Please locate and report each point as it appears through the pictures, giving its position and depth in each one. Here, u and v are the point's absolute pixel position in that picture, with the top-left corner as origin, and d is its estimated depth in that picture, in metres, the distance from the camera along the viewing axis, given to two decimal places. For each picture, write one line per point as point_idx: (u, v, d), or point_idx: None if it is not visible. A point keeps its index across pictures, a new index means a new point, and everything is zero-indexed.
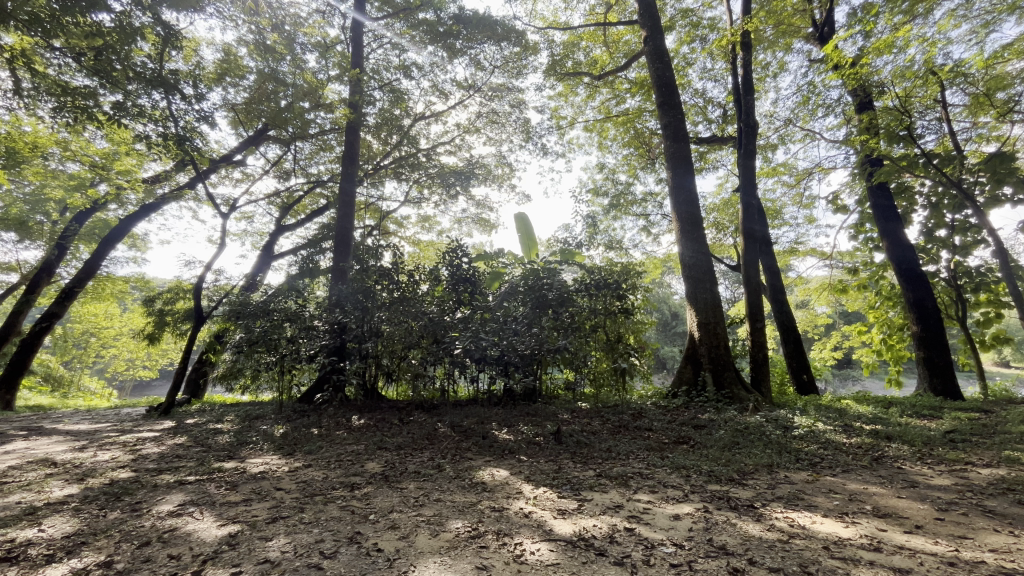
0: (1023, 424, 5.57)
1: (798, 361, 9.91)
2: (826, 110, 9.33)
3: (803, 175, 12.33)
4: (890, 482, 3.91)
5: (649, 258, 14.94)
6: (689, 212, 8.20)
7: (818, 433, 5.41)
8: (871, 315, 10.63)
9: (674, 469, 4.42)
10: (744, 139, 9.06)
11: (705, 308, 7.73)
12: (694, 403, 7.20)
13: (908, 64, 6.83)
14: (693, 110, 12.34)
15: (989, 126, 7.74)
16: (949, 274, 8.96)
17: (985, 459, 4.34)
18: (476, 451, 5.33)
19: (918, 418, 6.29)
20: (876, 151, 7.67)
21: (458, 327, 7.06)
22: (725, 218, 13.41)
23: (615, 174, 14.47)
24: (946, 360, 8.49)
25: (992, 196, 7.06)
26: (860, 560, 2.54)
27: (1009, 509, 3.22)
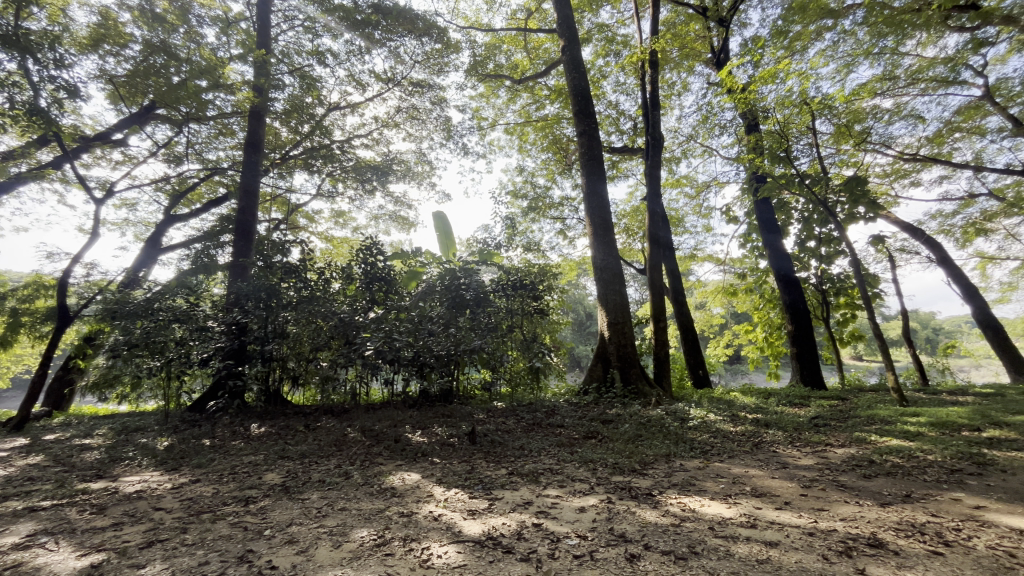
0: (870, 408, 6.54)
1: (694, 357, 10.80)
2: (722, 129, 10.28)
3: (702, 187, 13.48)
4: (766, 465, 4.39)
5: (566, 260, 15.45)
6: (601, 217, 8.58)
7: (710, 423, 5.94)
8: (756, 315, 11.89)
9: (582, 463, 4.61)
10: (651, 151, 9.67)
11: (614, 308, 8.13)
12: (603, 399, 7.57)
13: (788, 93, 7.72)
14: (607, 120, 12.94)
15: (849, 153, 8.97)
16: (817, 280, 10.27)
17: (840, 440, 5.03)
18: (387, 456, 5.16)
19: (791, 406, 7.14)
20: (761, 169, 8.57)
21: (370, 328, 6.63)
22: (635, 224, 14.24)
23: (534, 177, 14.77)
24: (814, 356, 9.67)
25: (851, 214, 8.20)
26: (738, 537, 2.81)
27: (856, 483, 3.76)
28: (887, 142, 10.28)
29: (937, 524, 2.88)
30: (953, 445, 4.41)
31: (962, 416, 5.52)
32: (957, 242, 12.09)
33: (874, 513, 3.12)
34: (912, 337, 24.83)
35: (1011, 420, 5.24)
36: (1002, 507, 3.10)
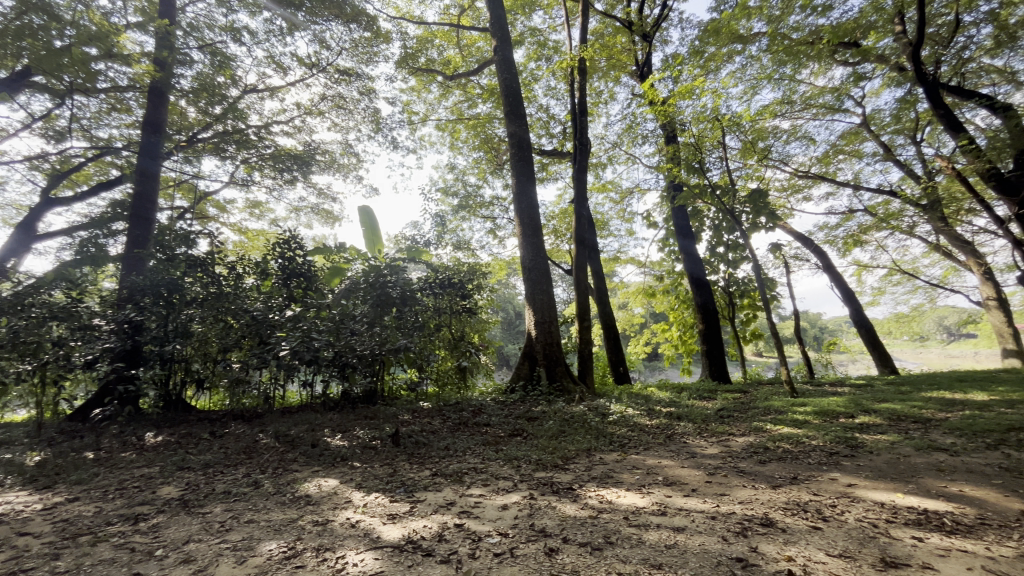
0: (766, 400, 7.23)
1: (616, 355, 11.30)
2: (644, 139, 10.85)
3: (626, 193, 14.14)
4: (677, 455, 4.69)
5: (496, 259, 15.51)
6: (529, 218, 8.70)
7: (628, 417, 6.25)
8: (672, 315, 12.69)
9: (507, 460, 4.65)
10: (579, 155, 9.96)
11: (541, 307, 8.29)
12: (529, 397, 7.70)
13: (703, 109, 8.31)
14: (538, 123, 13.15)
15: (754, 168, 9.83)
16: (725, 283, 11.15)
17: (740, 429, 5.50)
18: (303, 462, 4.88)
19: (700, 399, 7.70)
20: (679, 178, 9.14)
21: (286, 327, 6.24)
22: (563, 226, 14.64)
23: (465, 175, 14.67)
24: (721, 352, 10.50)
25: (755, 224, 8.98)
26: (649, 525, 2.97)
27: (753, 468, 4.13)
28: (785, 160, 11.39)
29: (817, 502, 3.24)
30: (832, 431, 4.98)
31: (839, 404, 6.26)
32: (839, 251, 13.69)
33: (766, 494, 3.44)
34: (801, 335, 27.85)
35: (876, 407, 6.02)
36: (867, 483, 3.56)
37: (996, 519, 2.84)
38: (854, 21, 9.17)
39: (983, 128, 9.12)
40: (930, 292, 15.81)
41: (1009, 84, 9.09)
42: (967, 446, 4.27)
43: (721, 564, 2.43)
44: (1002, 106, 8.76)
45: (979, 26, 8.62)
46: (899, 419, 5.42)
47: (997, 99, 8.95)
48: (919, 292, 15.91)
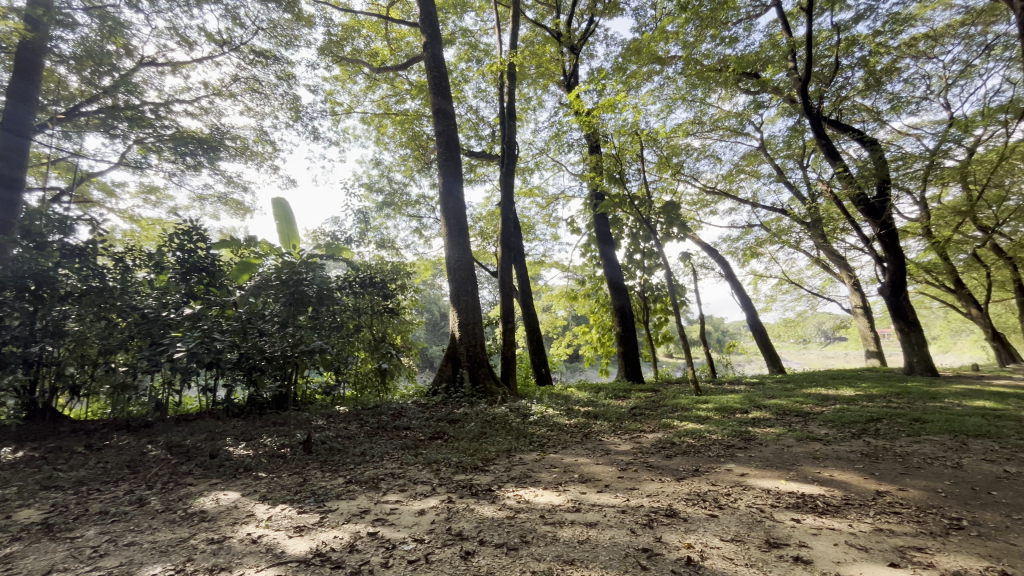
0: (674, 398, 7.75)
1: (539, 357, 11.54)
2: (570, 148, 11.21)
3: (552, 199, 14.51)
4: (593, 452, 4.88)
5: (421, 259, 15.18)
6: (455, 219, 8.62)
7: (548, 417, 6.39)
8: (592, 318, 13.22)
9: (426, 464, 4.56)
10: (506, 159, 10.04)
11: (466, 309, 8.24)
12: (452, 399, 7.61)
13: (624, 123, 8.75)
14: (466, 124, 13.10)
15: (668, 181, 10.52)
16: (641, 288, 11.82)
17: (651, 426, 5.83)
18: (198, 475, 4.45)
19: (616, 398, 8.08)
20: (601, 187, 9.54)
21: (183, 326, 5.66)
22: (490, 228, 14.70)
23: (391, 172, 14.25)
24: (636, 354, 11.08)
25: (668, 233, 9.62)
26: (563, 522, 3.05)
27: (660, 463, 4.39)
28: (695, 176, 12.32)
29: (714, 491, 3.52)
30: (729, 425, 5.44)
31: (736, 401, 6.87)
32: (739, 262, 15.04)
33: (671, 487, 3.68)
34: (705, 338, 30.23)
35: (766, 403, 6.68)
36: (758, 472, 3.92)
37: (857, 498, 3.26)
38: (755, 54, 10.14)
39: (855, 159, 10.49)
40: (811, 300, 17.81)
41: (875, 122, 10.55)
42: (838, 435, 4.87)
43: (629, 556, 2.56)
44: (869, 141, 10.14)
45: (853, 69, 9.90)
46: (784, 413, 6.06)
47: (865, 134, 10.35)
48: (802, 299, 17.86)
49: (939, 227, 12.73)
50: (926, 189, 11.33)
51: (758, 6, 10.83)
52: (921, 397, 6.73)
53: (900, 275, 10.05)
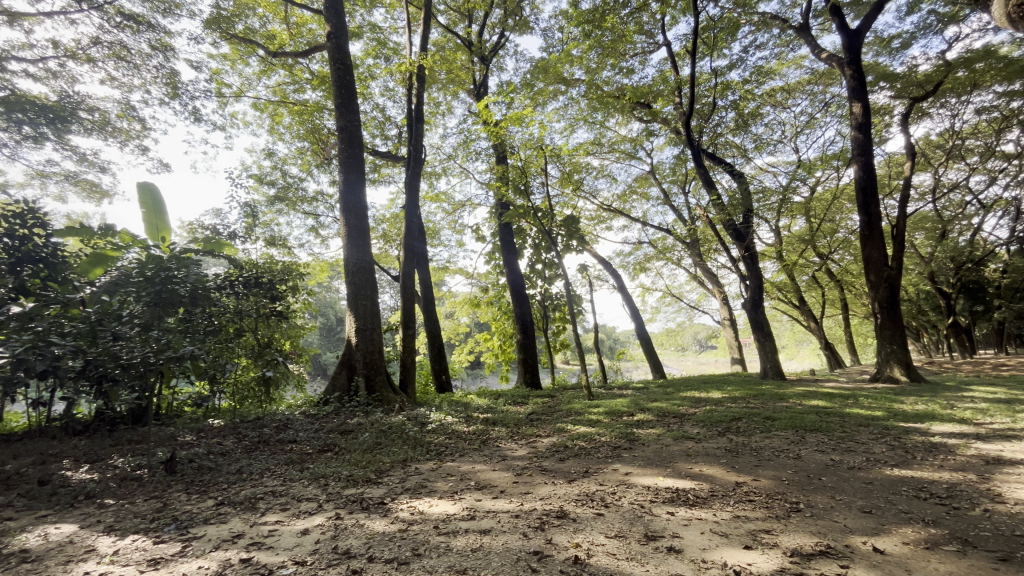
0: (569, 403, 8.11)
1: (439, 363, 11.38)
2: (477, 156, 11.31)
3: (458, 205, 14.50)
4: (489, 459, 4.92)
5: (316, 259, 14.22)
6: (355, 219, 8.22)
7: (447, 425, 6.32)
8: (494, 325, 13.43)
9: (312, 480, 4.25)
10: (412, 163, 9.80)
11: (363, 314, 7.88)
12: (344, 409, 7.20)
13: (530, 136, 9.04)
14: (372, 122, 12.60)
15: (569, 196, 11.05)
16: (542, 297, 12.26)
17: (546, 431, 6.04)
18: (20, 507, 3.70)
19: (514, 404, 8.25)
20: (506, 197, 9.75)
21: (8, 328, 4.69)
22: (393, 231, 14.26)
23: (285, 165, 13.22)
24: (535, 361, 11.41)
25: (568, 246, 10.09)
26: (458, 532, 3.02)
27: (553, 466, 4.56)
28: (593, 193, 13.13)
29: (601, 491, 3.74)
30: (617, 428, 5.82)
31: (623, 405, 7.38)
32: (630, 275, 16.25)
33: (563, 489, 3.83)
34: (598, 346, 32.14)
35: (649, 406, 7.26)
36: (640, 470, 4.24)
37: (720, 490, 3.66)
38: (648, 87, 11.13)
39: (727, 188, 11.90)
40: (689, 312, 19.78)
41: (743, 157, 12.09)
42: (707, 433, 5.44)
43: (520, 560, 2.61)
44: (738, 174, 11.59)
45: (726, 111, 11.26)
46: (664, 415, 6.63)
47: (735, 167, 11.82)
48: (682, 311, 19.77)
49: (789, 252, 14.90)
50: (780, 219, 13.21)
51: (651, 44, 11.89)
52: (772, 398, 7.78)
53: (759, 292, 11.53)
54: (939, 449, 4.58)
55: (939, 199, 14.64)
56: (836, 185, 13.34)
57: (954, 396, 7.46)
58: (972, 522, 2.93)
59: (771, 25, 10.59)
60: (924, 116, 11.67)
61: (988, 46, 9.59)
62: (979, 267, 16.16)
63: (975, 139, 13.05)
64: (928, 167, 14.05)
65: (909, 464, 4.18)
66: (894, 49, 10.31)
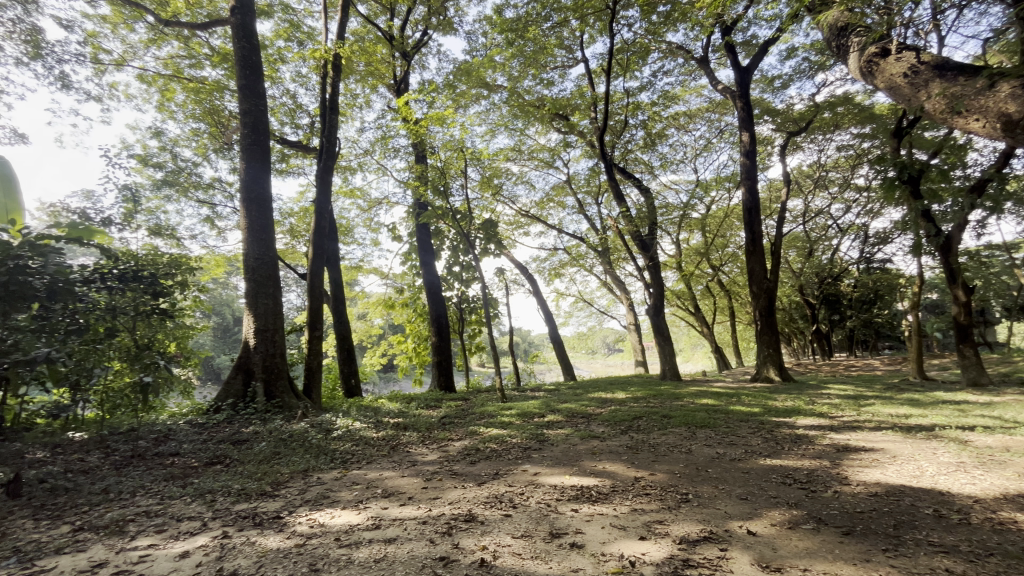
0: (482, 405, 8.14)
1: (348, 367, 10.86)
2: (396, 153, 11.01)
3: (374, 203, 14.00)
4: (398, 465, 4.79)
5: (210, 253, 12.93)
6: (258, 211, 7.61)
7: (354, 431, 6.05)
8: (408, 327, 13.22)
9: (196, 496, 3.84)
10: (325, 155, 9.27)
11: (264, 314, 7.30)
12: (238, 416, 6.61)
13: (450, 138, 8.99)
14: (280, 108, 11.75)
15: (488, 200, 11.13)
16: (458, 300, 12.23)
17: (458, 434, 6.01)
18: None
19: (427, 408, 8.11)
20: (425, 197, 9.58)
21: None
22: (301, 226, 13.41)
23: (177, 146, 11.90)
24: (450, 364, 11.33)
25: (485, 249, 10.15)
26: (360, 542, 2.90)
27: (464, 469, 4.55)
28: (512, 199, 13.36)
29: (510, 492, 3.80)
30: (528, 429, 5.95)
31: (535, 407, 7.57)
32: (545, 280, 16.74)
33: (472, 492, 3.83)
34: (513, 349, 32.71)
35: (559, 407, 7.52)
36: (547, 470, 4.37)
37: (620, 485, 3.89)
38: (566, 99, 11.57)
39: (635, 202, 12.71)
40: (599, 317, 20.80)
41: (650, 174, 12.99)
42: (611, 432, 5.75)
43: (425, 567, 2.56)
44: (645, 189, 12.40)
45: (636, 129, 12.04)
46: (573, 415, 6.89)
47: (643, 183, 12.64)
48: (592, 316, 20.74)
49: (687, 263, 16.24)
50: (680, 233, 14.37)
51: (571, 59, 12.38)
52: (669, 397, 8.41)
53: (661, 299, 12.45)
54: (802, 440, 5.24)
55: (808, 222, 16.79)
56: (727, 204, 14.81)
57: (816, 393, 8.57)
58: (824, 502, 3.39)
59: (677, 55, 11.52)
60: (798, 149, 13.34)
61: (847, 93, 11.21)
62: (837, 282, 18.78)
63: (836, 172, 15.15)
64: (800, 194, 16.08)
65: (778, 454, 4.74)
66: (776, 88, 11.69)
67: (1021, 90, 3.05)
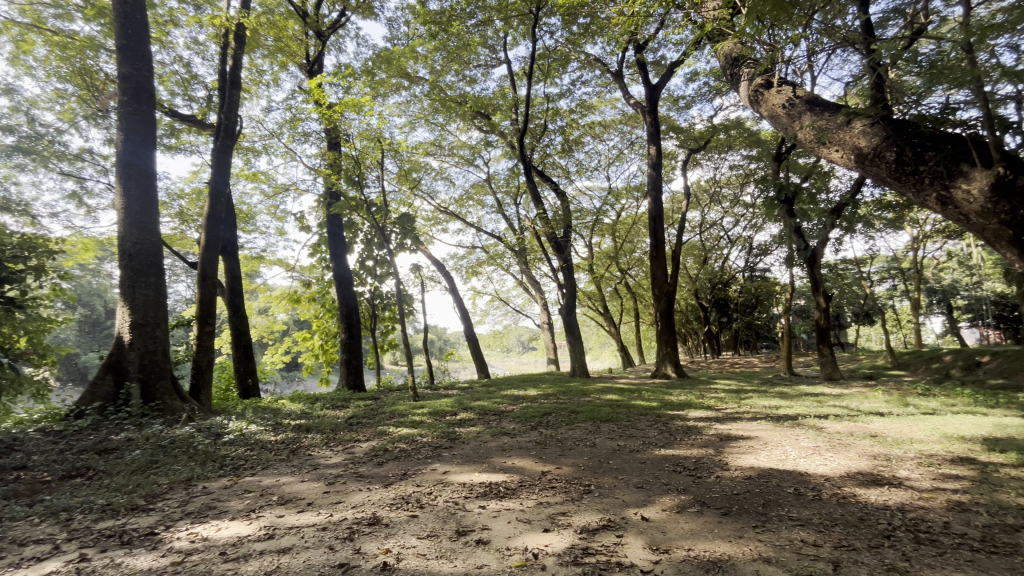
0: (393, 405, 7.92)
1: (245, 365, 9.99)
2: (306, 138, 10.34)
3: (280, 189, 13.00)
4: (298, 470, 4.49)
5: (76, 234, 11.21)
6: (139, 190, 6.74)
7: (248, 435, 5.58)
8: (315, 324, 12.47)
9: (46, 516, 3.31)
10: (223, 134, 8.43)
11: (143, 305, 6.48)
12: (107, 422, 5.81)
13: (366, 127, 8.63)
14: (171, 76, 10.50)
15: (406, 194, 10.85)
16: (371, 296, 11.79)
17: (366, 435, 5.78)
18: None
19: (333, 408, 7.71)
20: (336, 187, 9.09)
21: None
22: (193, 209, 12.11)
23: (35, 108, 10.17)
24: (359, 362, 10.86)
25: (401, 244, 9.87)
26: (249, 555, 2.69)
27: (370, 471, 4.39)
28: (430, 194, 13.14)
29: (417, 492, 3.73)
30: (439, 428, 5.89)
31: (448, 405, 7.51)
32: (462, 278, 16.69)
33: (378, 494, 3.70)
34: (428, 347, 32.27)
35: (472, 405, 7.53)
36: (457, 469, 4.35)
37: (527, 480, 3.98)
38: (487, 99, 11.59)
39: (552, 204, 13.10)
40: (514, 316, 21.17)
41: (566, 178, 13.45)
42: (522, 428, 5.87)
43: None
44: (561, 193, 12.81)
45: (555, 134, 12.41)
46: (485, 413, 6.94)
47: (559, 187, 13.03)
48: (508, 315, 21.05)
49: (598, 266, 17.06)
50: (593, 237, 15.05)
51: (494, 59, 12.45)
52: (577, 394, 8.76)
53: (573, 301, 12.95)
54: (692, 431, 5.74)
55: (704, 233, 18.40)
56: (635, 212, 15.78)
57: (705, 388, 9.44)
58: (709, 487, 3.73)
59: (594, 66, 12.05)
60: (697, 165, 14.55)
61: (739, 118, 12.45)
62: (726, 288, 20.82)
63: (728, 188, 16.76)
64: (699, 207, 17.58)
65: (672, 444, 5.14)
66: (681, 107, 12.67)
67: (870, 128, 3.57)
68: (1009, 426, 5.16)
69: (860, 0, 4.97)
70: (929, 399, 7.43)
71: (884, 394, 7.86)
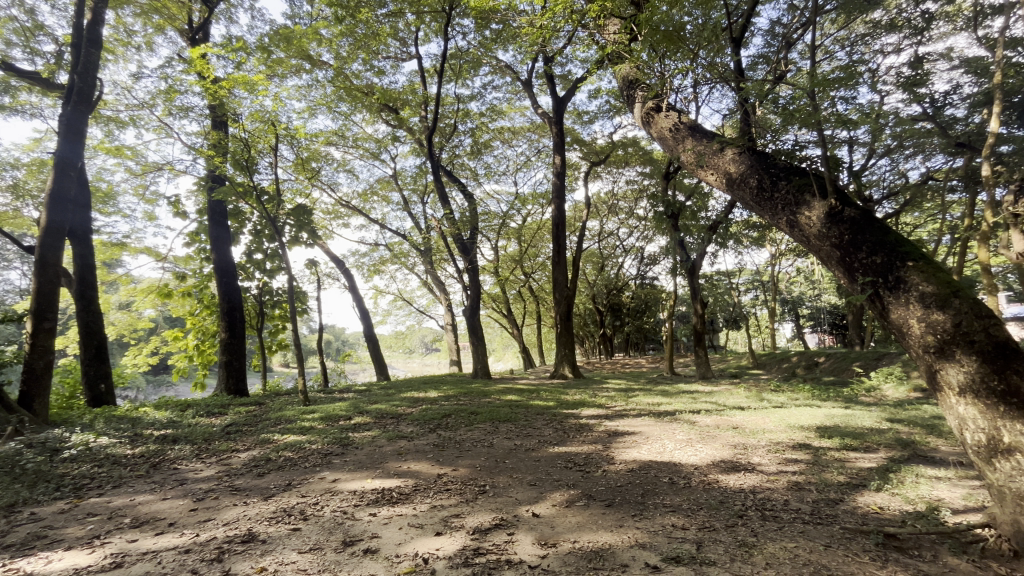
0: (280, 410, 7.33)
1: (96, 368, 8.58)
2: (185, 113, 9.23)
3: (151, 167, 11.44)
4: (160, 486, 3.97)
5: None
6: None
7: (97, 449, 4.81)
8: (189, 322, 11.12)
9: None
10: (77, 99, 7.21)
11: None
12: None
13: (258, 108, 7.91)
14: (7, 23, 8.77)
15: (303, 184, 10.14)
16: (258, 291, 10.84)
17: (246, 444, 5.29)
18: None
19: (208, 416, 6.94)
20: (220, 170, 8.21)
21: None
22: (33, 183, 10.22)
23: None
24: (242, 364, 9.88)
25: (295, 237, 9.20)
26: None
27: (248, 484, 4.02)
28: (331, 186, 12.40)
29: (302, 503, 3.49)
30: (331, 434, 5.57)
31: (342, 409, 7.12)
32: (363, 276, 15.99)
33: (255, 508, 3.40)
34: (323, 348, 30.42)
35: (368, 408, 7.22)
36: (348, 476, 4.14)
37: (422, 484, 3.90)
38: (396, 92, 11.24)
39: (459, 205, 13.07)
40: (418, 317, 20.78)
41: (474, 180, 13.52)
42: (420, 431, 5.76)
43: None
44: (469, 194, 12.83)
45: (464, 136, 12.40)
46: (381, 416, 6.70)
47: (467, 188, 13.04)
48: (412, 315, 20.56)
49: (503, 268, 17.35)
50: (499, 240, 15.29)
51: (404, 52, 12.13)
52: (478, 395, 8.81)
53: (476, 302, 13.01)
54: (584, 428, 6.05)
55: (602, 241, 19.55)
56: (540, 218, 16.33)
57: (598, 388, 10.02)
58: (595, 481, 3.96)
59: (505, 73, 12.28)
60: (598, 177, 15.45)
61: (635, 137, 13.44)
62: (620, 294, 22.33)
63: (624, 201, 18.03)
64: (598, 216, 18.66)
65: (565, 442, 5.38)
66: (584, 121, 13.36)
67: (738, 157, 4.05)
68: (835, 416, 6.17)
69: (735, 44, 5.62)
70: (779, 394, 8.61)
71: (745, 391, 8.95)
